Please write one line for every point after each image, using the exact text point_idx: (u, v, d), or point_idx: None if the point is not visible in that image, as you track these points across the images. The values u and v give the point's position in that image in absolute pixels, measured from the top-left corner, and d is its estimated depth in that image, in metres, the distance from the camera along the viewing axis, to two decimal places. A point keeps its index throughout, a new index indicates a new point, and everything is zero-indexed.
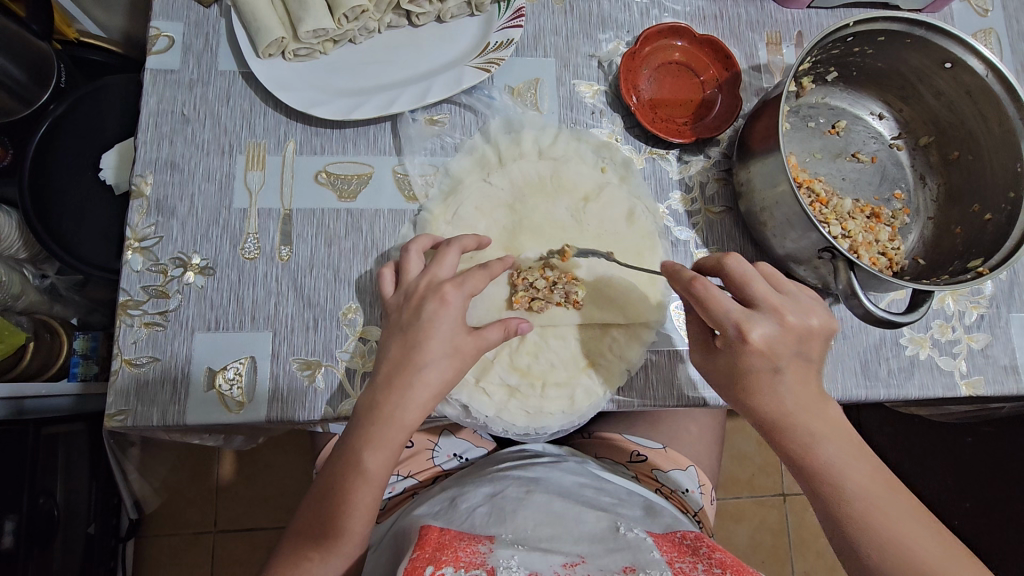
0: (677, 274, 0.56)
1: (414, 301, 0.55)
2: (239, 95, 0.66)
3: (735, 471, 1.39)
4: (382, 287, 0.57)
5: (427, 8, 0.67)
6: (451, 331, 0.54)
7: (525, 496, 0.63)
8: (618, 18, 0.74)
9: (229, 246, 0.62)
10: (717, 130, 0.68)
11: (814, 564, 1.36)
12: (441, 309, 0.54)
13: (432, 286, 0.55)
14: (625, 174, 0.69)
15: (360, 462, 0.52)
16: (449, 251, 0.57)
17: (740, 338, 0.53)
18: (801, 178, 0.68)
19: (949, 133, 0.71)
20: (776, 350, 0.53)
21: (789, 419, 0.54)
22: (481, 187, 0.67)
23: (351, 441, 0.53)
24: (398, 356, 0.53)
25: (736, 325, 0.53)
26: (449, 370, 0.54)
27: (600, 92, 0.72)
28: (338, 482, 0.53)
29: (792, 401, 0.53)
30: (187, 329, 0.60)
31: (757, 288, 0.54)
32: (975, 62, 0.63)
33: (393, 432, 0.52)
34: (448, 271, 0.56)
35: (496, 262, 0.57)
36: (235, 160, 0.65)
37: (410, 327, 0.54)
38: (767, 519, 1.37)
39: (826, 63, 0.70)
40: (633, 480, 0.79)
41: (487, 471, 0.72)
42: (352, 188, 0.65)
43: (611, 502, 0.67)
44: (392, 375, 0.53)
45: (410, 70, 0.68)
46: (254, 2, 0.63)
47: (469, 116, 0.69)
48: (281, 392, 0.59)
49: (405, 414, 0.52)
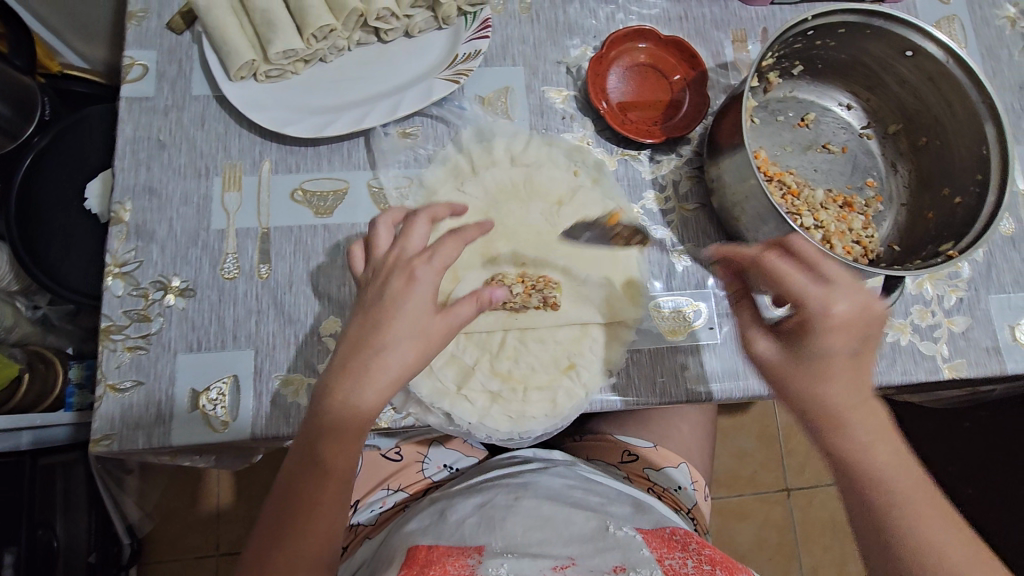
0: (738, 255, 0.57)
1: (382, 274, 0.55)
2: (214, 118, 0.67)
3: (736, 468, 1.39)
4: (353, 265, 0.58)
5: (395, 24, 0.69)
6: (416, 312, 0.53)
7: (515, 501, 0.63)
8: (584, 25, 0.76)
9: (209, 266, 0.63)
10: (686, 128, 0.70)
11: (821, 558, 1.36)
12: (406, 284, 0.53)
13: (400, 260, 0.55)
14: (597, 176, 0.70)
15: (316, 450, 0.52)
16: (417, 224, 0.57)
17: (827, 312, 0.51)
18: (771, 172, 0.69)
19: (916, 120, 0.71)
20: (859, 327, 0.51)
21: (819, 398, 0.51)
22: (455, 196, 0.67)
23: (308, 429, 0.53)
24: (357, 335, 0.53)
25: (819, 299, 0.51)
26: (410, 351, 0.53)
27: (570, 97, 0.73)
28: (304, 477, 0.52)
29: (829, 370, 0.51)
30: (169, 351, 0.60)
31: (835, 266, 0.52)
32: (933, 49, 0.64)
33: (341, 416, 0.52)
34: (417, 243, 0.56)
35: (472, 228, 0.58)
36: (211, 182, 0.66)
37: (373, 305, 0.54)
38: (771, 515, 1.37)
39: (791, 58, 0.71)
40: (623, 480, 0.79)
41: (475, 482, 0.71)
42: (329, 204, 0.66)
43: (602, 501, 0.68)
44: (349, 356, 0.53)
45: (380, 84, 0.69)
46: (224, 26, 0.65)
47: (441, 127, 0.70)
48: (265, 410, 0.60)
49: (359, 398, 0.51)
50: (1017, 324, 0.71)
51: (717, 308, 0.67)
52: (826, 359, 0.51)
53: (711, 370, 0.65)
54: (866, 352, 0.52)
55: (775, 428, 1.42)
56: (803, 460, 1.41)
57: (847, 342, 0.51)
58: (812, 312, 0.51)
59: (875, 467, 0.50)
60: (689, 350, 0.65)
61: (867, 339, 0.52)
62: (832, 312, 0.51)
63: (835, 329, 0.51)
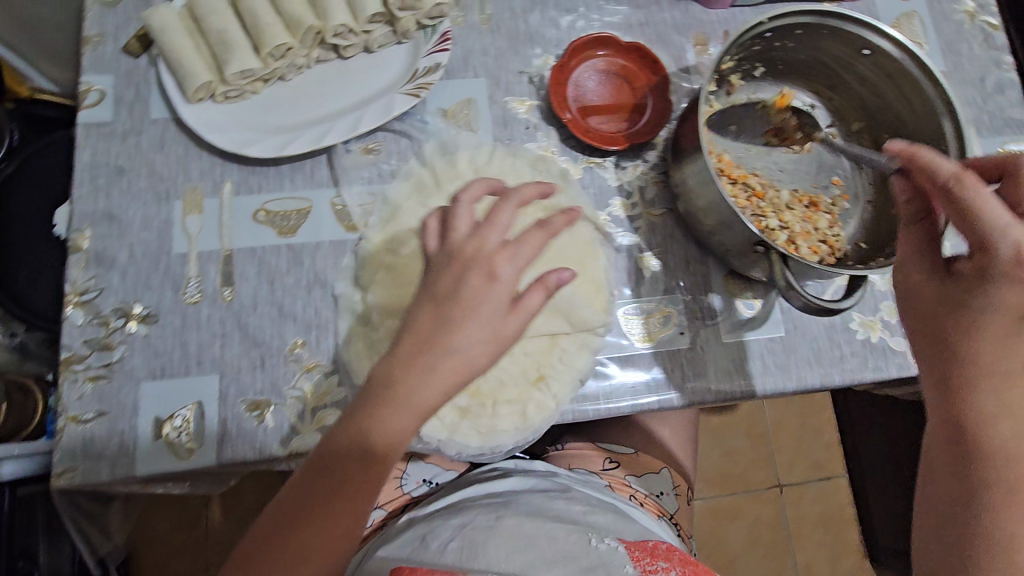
0: (919, 168, 0.49)
1: (458, 263, 0.51)
2: (174, 141, 0.66)
3: (727, 467, 1.38)
4: (427, 239, 0.55)
5: (354, 40, 0.69)
6: (488, 315, 0.50)
7: (496, 522, 0.63)
8: (546, 34, 0.76)
9: (171, 292, 0.62)
10: (649, 135, 0.70)
11: (814, 554, 1.36)
12: (485, 283, 0.50)
13: (478, 253, 0.51)
14: (562, 185, 0.70)
15: (371, 444, 0.48)
16: (505, 207, 0.54)
17: (1016, 257, 0.46)
18: (728, 171, 0.69)
19: (878, 117, 0.72)
20: None
21: (992, 358, 0.50)
22: (419, 211, 0.66)
23: (352, 426, 0.49)
24: (425, 330, 0.50)
25: (1013, 243, 0.46)
26: (484, 354, 0.50)
27: (534, 107, 0.73)
28: (352, 478, 0.48)
29: (999, 324, 0.49)
30: (132, 379, 0.59)
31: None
32: (889, 46, 0.64)
33: (401, 411, 0.48)
34: (499, 232, 0.53)
35: (559, 217, 0.55)
36: (172, 205, 0.65)
37: (445, 299, 0.50)
38: (763, 515, 1.37)
39: (751, 60, 0.71)
40: (606, 489, 0.79)
41: (455, 502, 0.71)
42: (292, 223, 0.65)
43: (582, 510, 0.68)
44: (417, 351, 0.49)
45: (342, 101, 0.69)
46: (179, 47, 0.64)
47: (404, 141, 0.69)
48: (231, 435, 0.59)
49: (422, 397, 0.48)
50: None
51: (686, 312, 0.68)
52: (1018, 309, 0.49)
53: (680, 376, 0.66)
54: None
55: (764, 425, 1.42)
56: (792, 457, 1.41)
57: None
58: (994, 260, 0.47)
59: (998, 440, 0.51)
60: (660, 357, 0.66)
61: None
62: (1018, 261, 0.46)
63: (1008, 284, 0.48)
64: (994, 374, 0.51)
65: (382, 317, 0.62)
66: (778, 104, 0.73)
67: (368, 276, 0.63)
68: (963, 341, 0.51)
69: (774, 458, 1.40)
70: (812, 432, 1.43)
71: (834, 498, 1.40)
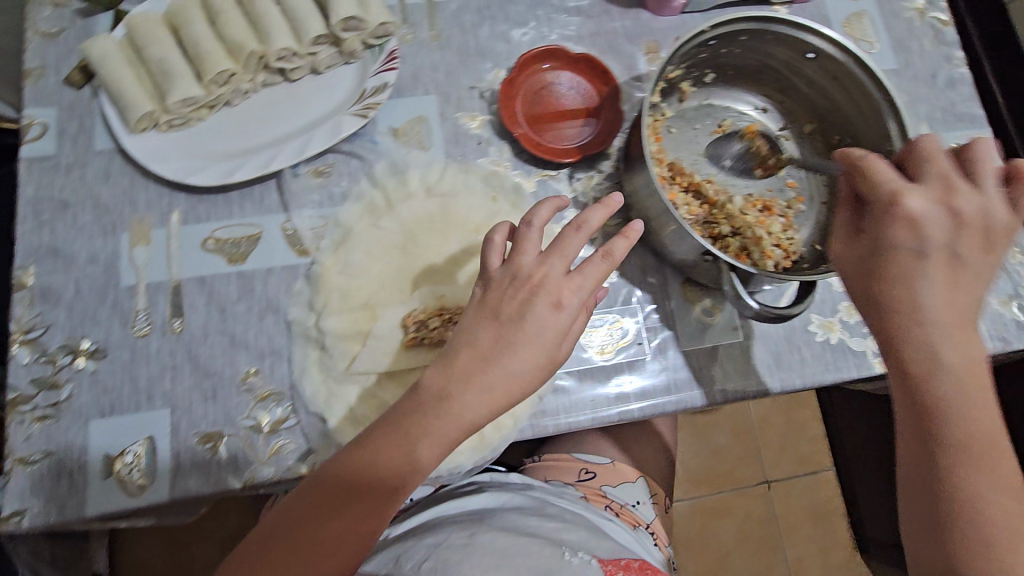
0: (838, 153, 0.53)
1: (523, 289, 0.52)
2: (119, 172, 0.66)
3: (714, 466, 1.37)
4: (489, 257, 0.55)
5: (299, 63, 0.68)
6: (551, 339, 0.52)
7: (469, 540, 0.62)
8: (496, 48, 0.75)
9: (119, 326, 0.61)
10: (603, 145, 0.70)
11: (803, 549, 1.35)
12: (551, 311, 0.52)
13: (546, 280, 0.52)
14: (516, 200, 0.69)
15: (417, 451, 0.50)
16: (574, 233, 0.54)
17: (896, 204, 0.47)
18: (675, 177, 0.70)
19: (828, 119, 0.72)
20: (927, 227, 0.47)
21: (913, 313, 0.47)
22: (371, 233, 0.66)
23: (401, 433, 0.51)
24: (483, 348, 0.52)
25: (892, 190, 0.48)
26: (533, 378, 0.52)
27: (486, 122, 0.72)
28: (386, 482, 0.51)
29: (913, 278, 0.47)
30: (82, 417, 0.59)
31: (993, 182, 0.48)
32: (832, 50, 0.64)
33: (450, 422, 0.51)
34: (566, 257, 0.53)
35: (624, 242, 0.54)
36: (119, 238, 0.64)
37: (508, 322, 0.52)
38: (752, 511, 1.36)
39: (700, 66, 0.71)
40: (583, 501, 0.79)
41: (430, 520, 0.71)
42: (242, 250, 0.65)
43: (556, 526, 0.68)
44: (472, 367, 0.51)
45: (290, 124, 0.68)
46: (118, 78, 0.63)
47: (354, 162, 0.68)
48: (184, 470, 0.58)
49: (468, 412, 0.51)
50: None
51: (645, 322, 0.69)
52: (908, 262, 0.47)
53: (640, 387, 0.67)
54: (945, 262, 0.47)
55: (749, 422, 1.41)
56: (778, 453, 1.40)
57: (916, 237, 0.47)
58: (881, 208, 0.48)
59: (946, 403, 0.47)
60: (621, 368, 0.67)
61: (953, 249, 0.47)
62: (899, 208, 0.47)
63: (902, 231, 0.47)
64: (926, 327, 0.47)
65: (335, 342, 0.61)
66: (745, 129, 0.75)
67: (320, 301, 0.63)
68: (887, 297, 0.48)
69: (761, 453, 1.39)
70: (797, 427, 1.41)
71: (822, 492, 1.38)
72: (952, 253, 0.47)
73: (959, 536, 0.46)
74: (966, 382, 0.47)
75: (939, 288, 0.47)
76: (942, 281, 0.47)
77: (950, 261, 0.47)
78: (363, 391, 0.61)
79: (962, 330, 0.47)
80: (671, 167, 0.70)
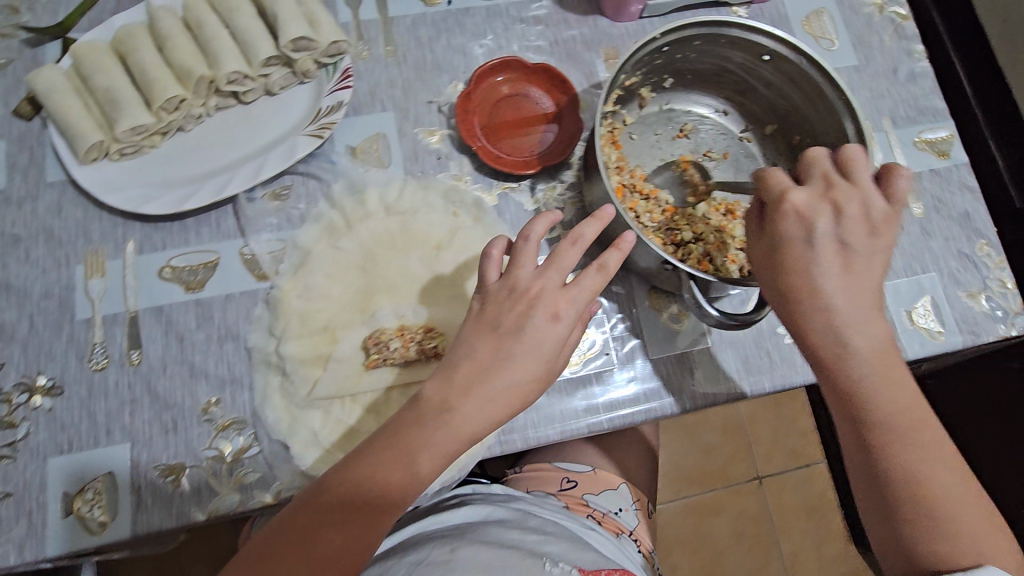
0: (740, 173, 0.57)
1: (521, 301, 0.52)
2: (71, 204, 0.65)
3: (704, 464, 1.31)
4: (486, 271, 0.56)
5: (251, 85, 0.67)
6: (549, 351, 0.52)
7: (450, 556, 0.61)
8: (453, 60, 0.75)
9: (75, 360, 0.60)
10: (562, 155, 0.69)
11: (801, 544, 1.29)
12: (549, 324, 0.52)
13: (544, 292, 0.53)
14: (477, 215, 0.69)
15: (415, 463, 0.49)
16: (569, 247, 0.54)
17: (781, 199, 0.51)
18: (634, 183, 0.70)
19: (787, 119, 0.72)
20: (813, 217, 0.50)
21: (814, 302, 0.50)
22: (330, 254, 0.65)
23: (399, 447, 0.50)
24: (483, 360, 0.51)
25: (778, 188, 0.51)
26: (531, 389, 0.52)
27: (445, 136, 0.72)
28: (379, 497, 0.49)
29: (806, 266, 0.50)
30: (39, 456, 0.58)
31: (869, 181, 0.51)
32: (786, 52, 0.64)
33: (450, 435, 0.50)
34: (562, 269, 0.54)
35: (618, 254, 0.54)
36: (73, 270, 0.63)
37: (507, 333, 0.52)
38: (746, 507, 1.29)
39: (657, 72, 0.71)
40: (565, 511, 0.77)
41: (408, 538, 0.69)
42: (200, 278, 0.64)
43: (537, 539, 0.66)
44: (472, 378, 0.51)
45: (245, 148, 0.67)
46: (65, 108, 0.62)
47: (312, 183, 0.68)
48: (145, 505, 0.57)
49: (470, 424, 0.50)
50: (914, 308, 0.72)
51: (612, 333, 0.69)
52: (799, 251, 0.50)
53: (610, 398, 0.67)
54: (834, 250, 0.50)
55: (738, 418, 1.35)
56: (771, 446, 1.33)
57: (805, 230, 0.50)
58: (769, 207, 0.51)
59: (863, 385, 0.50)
60: (589, 380, 0.67)
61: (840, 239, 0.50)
62: (786, 205, 0.50)
63: (793, 225, 0.50)
64: (830, 315, 0.50)
65: (296, 367, 0.61)
66: (682, 164, 0.73)
67: (280, 327, 0.62)
68: (790, 290, 0.51)
69: (753, 448, 1.33)
70: (788, 420, 1.35)
71: (815, 485, 1.32)
72: (841, 243, 0.50)
73: (905, 512, 0.49)
74: (877, 362, 0.50)
75: (835, 277, 0.50)
76: (836, 271, 0.50)
77: (840, 252, 0.50)
78: (326, 416, 0.60)
79: (865, 315, 0.50)
80: (629, 173, 0.71)
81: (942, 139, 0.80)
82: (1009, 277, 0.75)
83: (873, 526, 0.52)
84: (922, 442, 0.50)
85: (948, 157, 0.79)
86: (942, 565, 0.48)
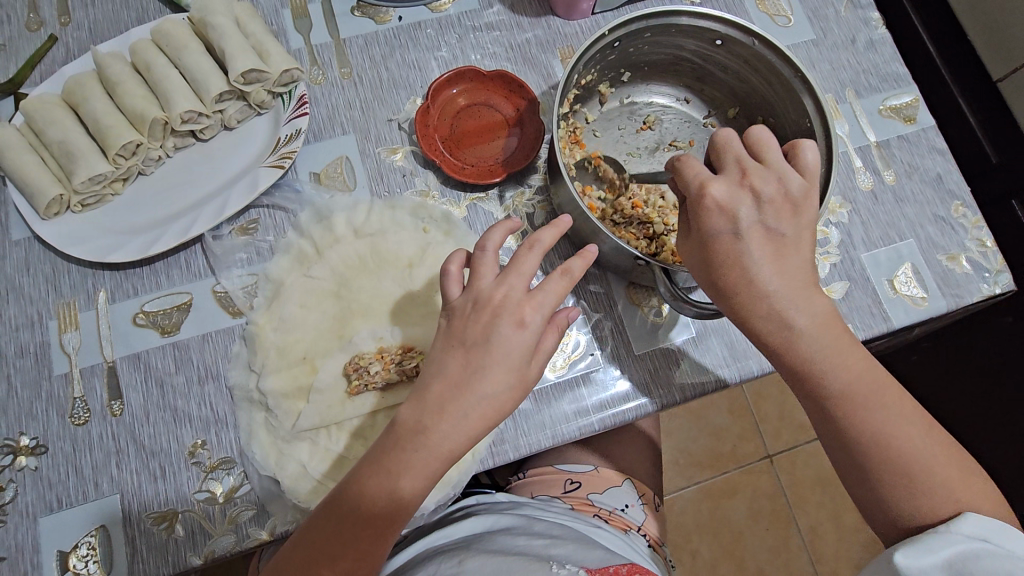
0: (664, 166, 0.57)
1: (485, 311, 0.49)
2: (39, 260, 0.64)
3: (715, 447, 1.28)
4: (450, 287, 0.53)
5: (208, 121, 0.67)
6: (519, 358, 0.49)
7: (458, 567, 0.60)
8: (408, 75, 0.74)
9: (58, 417, 0.60)
10: (525, 161, 0.69)
11: (818, 517, 1.25)
12: (516, 331, 0.49)
13: (506, 300, 0.49)
14: (447, 228, 0.68)
15: (398, 490, 0.48)
16: (527, 252, 0.51)
17: (700, 194, 0.52)
18: (603, 188, 0.70)
19: (749, 101, 0.72)
20: (734, 206, 0.51)
21: (740, 280, 0.51)
22: (302, 283, 0.64)
23: (377, 473, 0.48)
24: (455, 375, 0.48)
25: (698, 183, 0.52)
26: (508, 399, 0.49)
27: (409, 152, 0.71)
28: (363, 517, 0.48)
29: (738, 251, 0.51)
30: (29, 517, 0.57)
31: (780, 159, 0.53)
32: (739, 35, 0.64)
33: (429, 455, 0.48)
34: (524, 274, 0.50)
35: (576, 260, 0.51)
36: (47, 327, 0.63)
37: (474, 346, 0.49)
38: (760, 486, 1.26)
39: (613, 68, 0.70)
40: (570, 512, 0.74)
41: (413, 557, 0.67)
42: (174, 320, 0.64)
43: (545, 542, 0.65)
44: (445, 396, 0.48)
45: (208, 185, 0.67)
46: (20, 164, 0.62)
47: (279, 215, 0.68)
48: (140, 554, 0.57)
49: (445, 441, 0.48)
50: (896, 277, 0.72)
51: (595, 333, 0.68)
52: (718, 245, 0.52)
53: (599, 398, 0.66)
54: (760, 236, 0.51)
55: (744, 397, 1.31)
56: (779, 422, 1.30)
57: (731, 224, 0.51)
58: (692, 207, 0.52)
59: (813, 358, 0.51)
60: (577, 384, 0.66)
61: (762, 224, 0.51)
62: (707, 200, 0.51)
63: (718, 221, 0.51)
64: (769, 304, 0.51)
65: (277, 401, 0.60)
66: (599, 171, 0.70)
67: (259, 362, 0.61)
68: (728, 284, 0.52)
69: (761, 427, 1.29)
70: None
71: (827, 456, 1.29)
72: (765, 227, 0.51)
73: (879, 475, 0.51)
74: (823, 338, 0.51)
75: (767, 260, 0.51)
76: (767, 254, 0.51)
77: (767, 237, 0.51)
78: (314, 447, 0.59)
79: (801, 294, 0.51)
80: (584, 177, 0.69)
81: (907, 104, 0.80)
82: (988, 236, 0.74)
83: (856, 490, 0.53)
84: (894, 404, 0.51)
85: (915, 122, 0.79)
86: (929, 519, 0.50)
